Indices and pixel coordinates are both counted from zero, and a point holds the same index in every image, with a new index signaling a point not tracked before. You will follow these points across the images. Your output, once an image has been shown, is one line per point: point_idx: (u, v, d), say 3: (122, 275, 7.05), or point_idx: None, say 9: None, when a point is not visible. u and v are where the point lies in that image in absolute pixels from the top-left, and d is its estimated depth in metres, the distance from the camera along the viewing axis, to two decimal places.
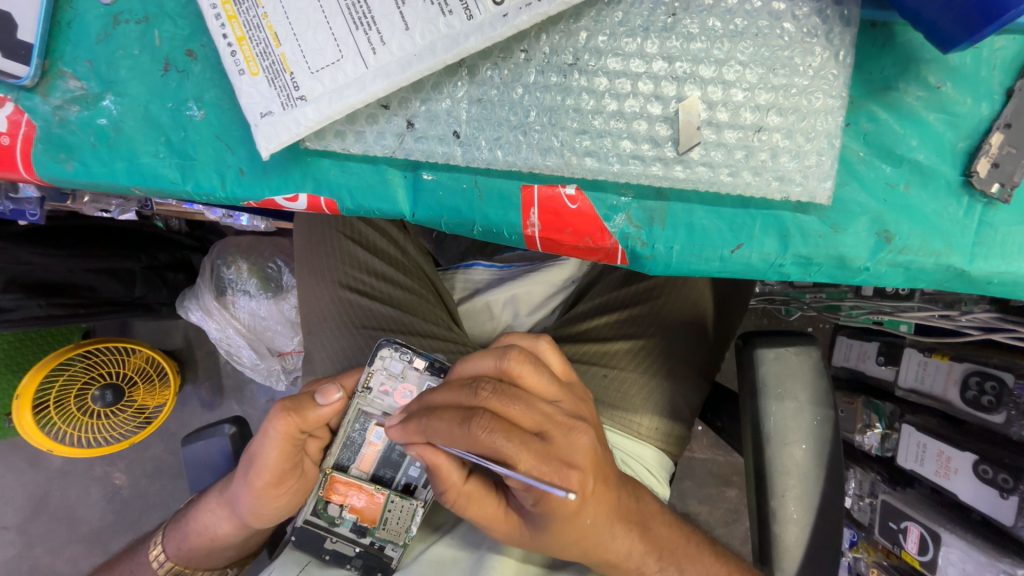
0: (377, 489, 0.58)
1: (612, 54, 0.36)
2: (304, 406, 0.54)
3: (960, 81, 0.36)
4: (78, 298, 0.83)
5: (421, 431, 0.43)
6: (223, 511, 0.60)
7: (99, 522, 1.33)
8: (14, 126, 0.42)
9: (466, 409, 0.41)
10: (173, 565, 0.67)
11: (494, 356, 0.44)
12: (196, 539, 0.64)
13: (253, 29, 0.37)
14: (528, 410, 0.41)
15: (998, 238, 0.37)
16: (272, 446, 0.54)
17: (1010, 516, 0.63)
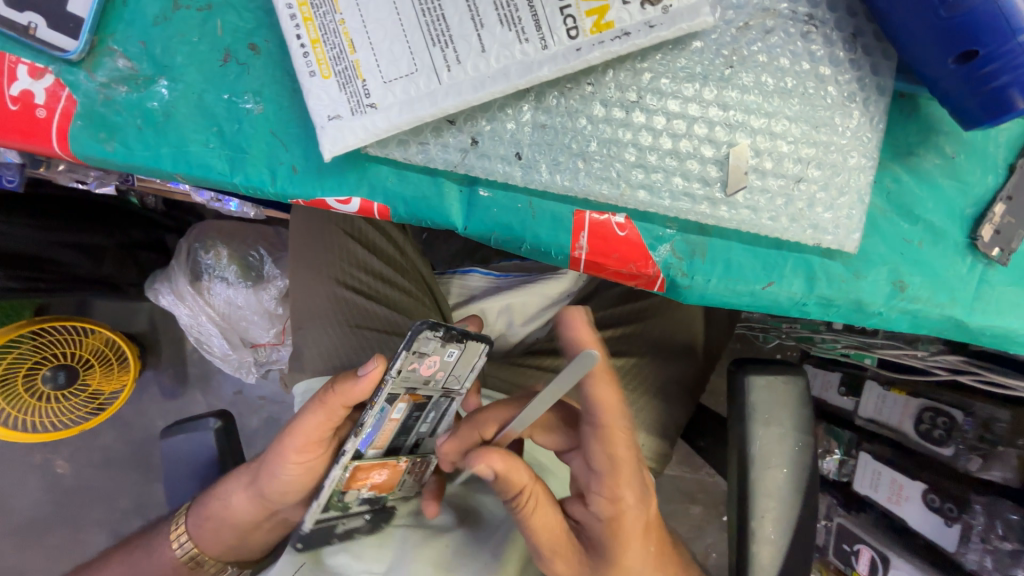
0: (400, 459, 0.60)
1: (673, 96, 0.39)
2: (349, 381, 0.54)
3: (971, 154, 0.41)
4: (43, 272, 0.78)
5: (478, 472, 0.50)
6: (246, 481, 0.62)
7: (34, 513, 1.25)
8: (53, 99, 0.41)
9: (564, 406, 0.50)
10: (193, 550, 0.67)
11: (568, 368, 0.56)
12: (213, 511, 0.64)
13: (328, 34, 0.38)
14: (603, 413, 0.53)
15: (995, 297, 0.42)
16: (314, 411, 0.56)
17: (953, 543, 0.73)
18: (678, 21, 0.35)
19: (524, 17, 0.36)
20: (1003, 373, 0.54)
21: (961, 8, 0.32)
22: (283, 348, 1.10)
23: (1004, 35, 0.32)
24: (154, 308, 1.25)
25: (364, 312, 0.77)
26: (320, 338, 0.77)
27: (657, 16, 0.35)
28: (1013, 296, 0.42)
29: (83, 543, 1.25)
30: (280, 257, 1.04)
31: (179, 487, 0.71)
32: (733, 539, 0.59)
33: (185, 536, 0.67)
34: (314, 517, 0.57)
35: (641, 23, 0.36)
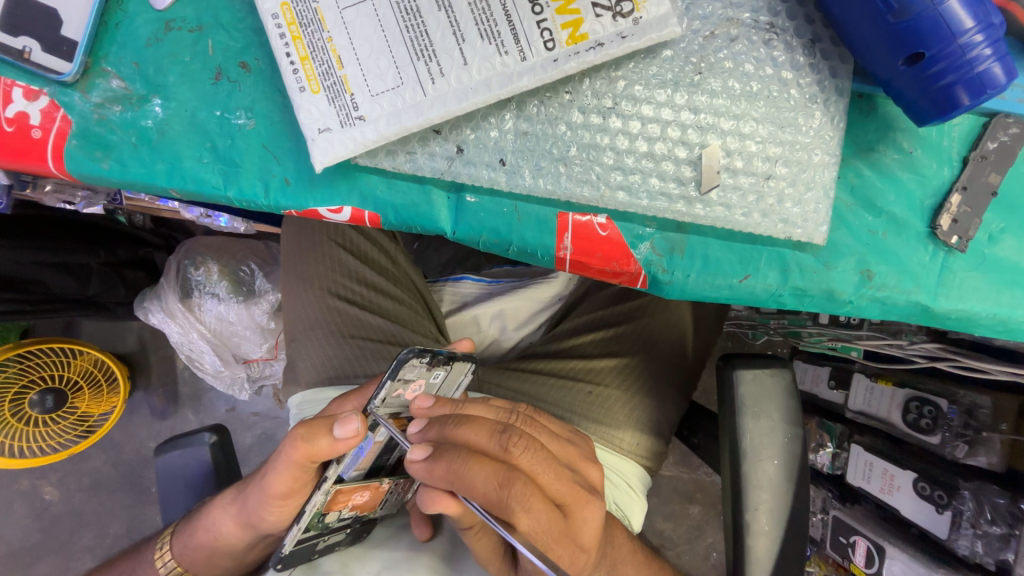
0: (384, 481, 0.57)
1: (646, 102, 0.41)
2: (316, 435, 0.48)
3: (928, 148, 0.44)
4: (26, 293, 0.78)
5: (455, 468, 0.42)
6: (233, 511, 0.58)
7: (21, 541, 1.23)
8: (48, 120, 0.43)
9: (504, 469, 0.42)
10: (177, 568, 0.64)
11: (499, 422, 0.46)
12: (201, 537, 0.61)
13: (316, 51, 0.39)
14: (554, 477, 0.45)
15: (957, 282, 0.44)
16: (285, 466, 0.50)
17: (945, 529, 0.74)
18: (648, 32, 0.38)
19: (502, 31, 0.38)
20: (978, 358, 0.56)
21: (907, 15, 0.35)
22: (276, 362, 1.10)
23: (947, 38, 0.35)
24: (143, 327, 1.25)
25: (357, 322, 0.78)
26: (314, 350, 0.78)
27: (628, 27, 0.38)
28: (975, 282, 0.44)
29: (74, 571, 1.22)
30: (269, 271, 1.05)
31: (174, 504, 0.70)
32: (729, 534, 0.61)
33: (170, 553, 0.64)
34: (293, 539, 0.52)
35: (613, 34, 0.38)
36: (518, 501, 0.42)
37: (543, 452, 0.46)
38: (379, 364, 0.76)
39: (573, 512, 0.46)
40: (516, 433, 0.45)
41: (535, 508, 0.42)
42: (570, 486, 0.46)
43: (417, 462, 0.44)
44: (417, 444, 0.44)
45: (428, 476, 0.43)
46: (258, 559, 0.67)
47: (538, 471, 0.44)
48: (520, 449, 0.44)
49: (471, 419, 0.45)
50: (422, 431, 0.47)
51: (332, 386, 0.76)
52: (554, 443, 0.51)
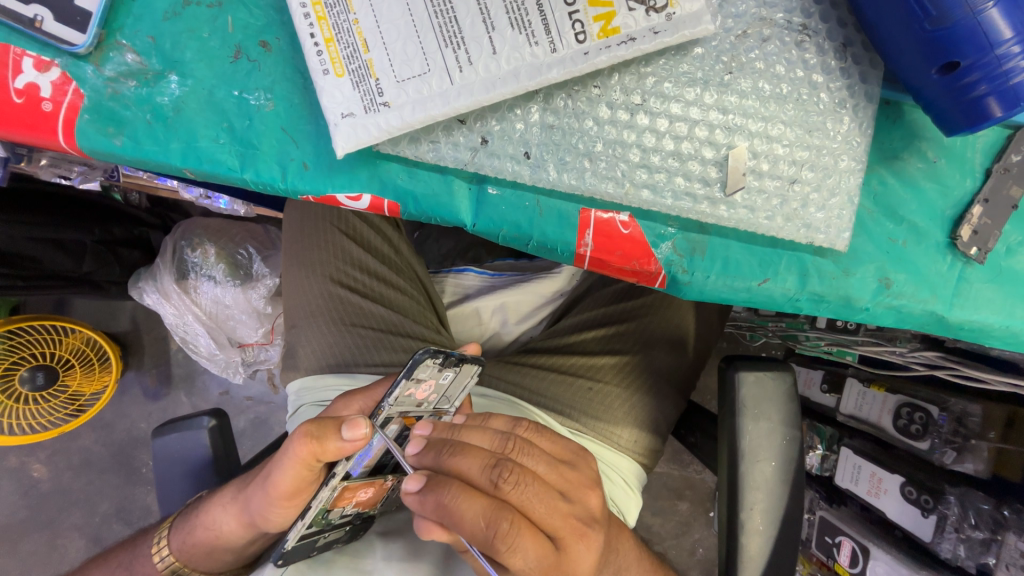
0: (388, 477, 0.56)
1: (675, 100, 0.41)
2: (325, 434, 0.48)
3: (951, 158, 0.45)
4: (19, 268, 0.76)
5: (445, 503, 0.43)
6: (235, 510, 0.57)
7: (8, 518, 1.22)
8: (59, 93, 0.42)
9: (491, 506, 0.43)
10: (174, 563, 0.63)
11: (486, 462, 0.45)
12: (201, 535, 0.61)
13: (342, 33, 0.38)
14: (547, 513, 0.45)
15: (972, 293, 0.45)
16: (291, 464, 0.50)
17: (929, 532, 0.76)
18: (681, 28, 0.37)
19: (534, 20, 0.37)
20: (978, 367, 0.56)
21: (945, 23, 0.35)
22: (271, 347, 1.09)
23: (984, 48, 0.35)
24: (137, 307, 1.23)
25: (358, 310, 0.78)
26: (316, 337, 0.77)
27: (661, 22, 0.37)
28: (989, 294, 0.45)
29: (62, 548, 1.22)
30: (268, 255, 1.04)
31: (171, 491, 0.69)
32: (724, 532, 0.61)
33: (167, 548, 0.64)
34: (297, 535, 0.51)
35: (645, 29, 0.37)
36: (504, 541, 0.42)
37: (537, 485, 0.46)
38: (381, 354, 0.75)
39: (566, 545, 0.46)
40: (508, 468, 0.45)
41: (525, 546, 0.43)
42: (563, 519, 0.46)
43: (411, 494, 0.45)
44: (412, 475, 0.45)
45: (420, 508, 0.45)
46: (256, 553, 0.66)
47: (529, 505, 0.45)
48: (511, 484, 0.45)
49: (466, 449, 0.46)
50: (420, 453, 0.47)
51: (333, 373, 0.76)
52: (552, 472, 0.50)
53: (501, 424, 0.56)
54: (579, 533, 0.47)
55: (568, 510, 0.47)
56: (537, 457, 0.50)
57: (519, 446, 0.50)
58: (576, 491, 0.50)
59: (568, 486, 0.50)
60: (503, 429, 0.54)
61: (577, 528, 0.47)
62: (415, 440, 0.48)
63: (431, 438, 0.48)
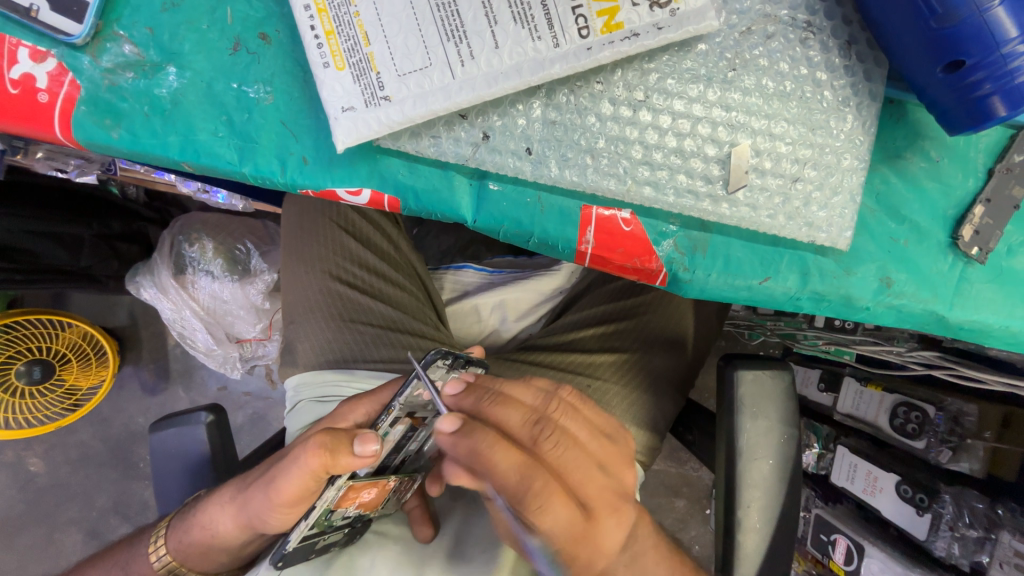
0: (391, 479, 0.56)
1: (678, 97, 0.40)
2: (339, 446, 0.48)
3: (953, 158, 0.45)
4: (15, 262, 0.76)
5: (481, 449, 0.42)
6: (233, 510, 0.57)
7: (6, 512, 1.22)
8: (55, 84, 0.41)
9: (529, 459, 0.43)
10: (171, 563, 0.63)
11: (529, 415, 0.45)
12: (197, 534, 0.60)
13: (342, 25, 0.38)
14: (583, 479, 0.45)
15: (972, 293, 0.45)
16: (299, 475, 0.49)
17: (924, 530, 0.77)
18: (684, 24, 0.36)
19: (536, 15, 0.37)
20: (975, 367, 0.56)
21: (951, 21, 0.34)
22: (270, 342, 1.08)
23: (989, 47, 0.34)
24: (134, 301, 1.22)
25: (357, 306, 0.77)
26: (314, 333, 0.77)
27: (664, 18, 0.36)
28: (990, 294, 0.45)
29: (60, 543, 1.22)
30: (266, 251, 1.03)
31: (169, 487, 0.69)
32: (720, 529, 0.61)
33: (164, 547, 0.63)
34: (299, 536, 0.50)
35: (649, 25, 0.37)
36: (536, 498, 0.42)
37: (575, 448, 0.45)
38: (380, 350, 0.75)
39: (597, 517, 0.45)
40: (548, 427, 0.45)
41: (555, 509, 0.42)
42: (599, 489, 0.45)
43: (445, 434, 0.43)
44: (447, 415, 0.44)
45: (453, 446, 0.44)
46: (253, 553, 0.65)
47: (566, 469, 0.44)
48: (551, 444, 0.44)
49: (510, 400, 0.45)
50: (459, 394, 0.47)
51: (332, 369, 0.75)
52: (592, 442, 0.48)
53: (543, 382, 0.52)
54: (612, 507, 0.46)
55: (604, 480, 0.46)
56: (580, 424, 0.48)
57: (563, 407, 0.48)
58: (614, 465, 0.48)
59: (605, 458, 0.48)
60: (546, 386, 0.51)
61: (612, 502, 0.46)
62: (455, 382, 0.47)
63: (471, 383, 0.48)
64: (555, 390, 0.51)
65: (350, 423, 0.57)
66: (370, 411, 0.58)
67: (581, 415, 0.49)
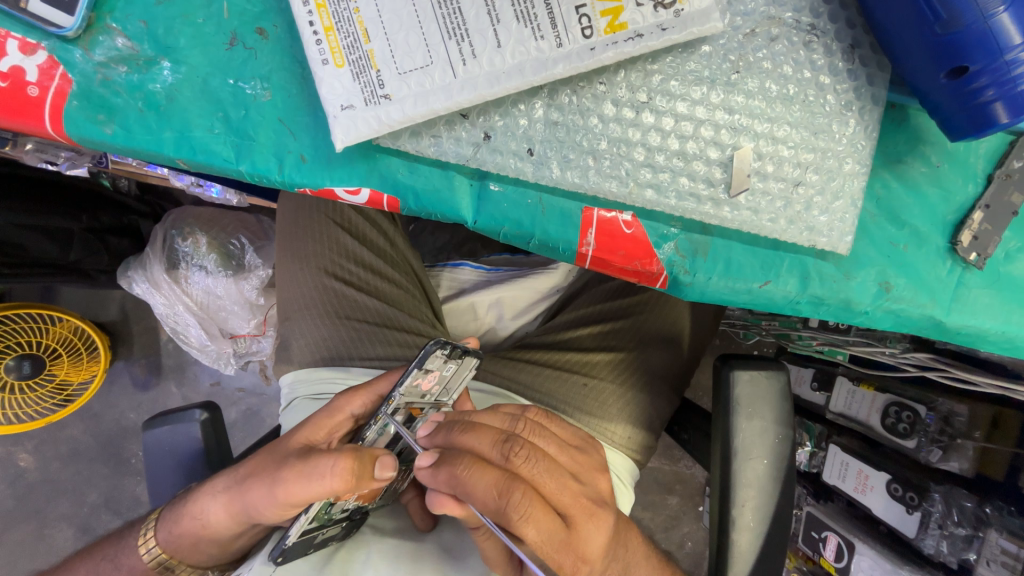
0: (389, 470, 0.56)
1: (681, 99, 0.40)
2: (365, 472, 0.48)
3: (953, 163, 0.45)
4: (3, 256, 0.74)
5: (457, 475, 0.44)
6: (225, 500, 0.56)
7: None
8: (46, 77, 0.40)
9: (503, 478, 0.44)
10: (161, 555, 0.62)
11: (498, 438, 0.46)
12: (187, 524, 0.59)
13: (342, 22, 0.37)
14: (557, 487, 0.47)
15: (970, 299, 0.45)
16: (319, 495, 0.48)
17: (913, 529, 0.78)
18: (689, 25, 0.36)
19: (539, 14, 0.36)
20: (968, 369, 0.57)
21: (956, 26, 0.34)
22: (264, 339, 1.07)
23: (993, 53, 0.34)
24: (125, 296, 1.21)
25: (353, 304, 0.77)
26: (310, 330, 0.76)
27: (669, 19, 0.36)
28: (987, 299, 0.45)
29: (50, 539, 1.20)
30: (261, 246, 1.02)
31: (161, 483, 0.68)
32: (715, 529, 0.62)
33: (154, 539, 0.62)
34: (299, 530, 0.50)
35: (653, 26, 0.36)
36: (515, 511, 0.43)
37: (546, 461, 0.47)
38: (375, 348, 0.75)
39: (576, 523, 0.47)
40: (518, 443, 0.46)
41: (537, 517, 0.44)
42: (574, 497, 0.47)
43: (424, 469, 0.45)
44: (424, 452, 0.46)
45: (434, 482, 0.45)
46: (244, 548, 0.63)
47: (540, 480, 0.46)
48: (522, 458, 0.45)
49: (476, 425, 0.47)
50: (430, 435, 0.48)
51: (327, 367, 0.75)
52: (563, 454, 0.51)
53: (511, 408, 0.55)
54: (590, 512, 0.48)
55: (579, 490, 0.48)
56: (547, 437, 0.51)
57: (530, 426, 0.51)
58: (586, 473, 0.51)
59: (579, 468, 0.51)
60: (515, 411, 0.54)
61: (588, 507, 0.48)
62: (426, 423, 0.48)
63: (442, 420, 0.49)
64: (521, 413, 0.54)
65: (347, 415, 0.56)
66: (368, 402, 0.57)
67: (548, 431, 0.52)
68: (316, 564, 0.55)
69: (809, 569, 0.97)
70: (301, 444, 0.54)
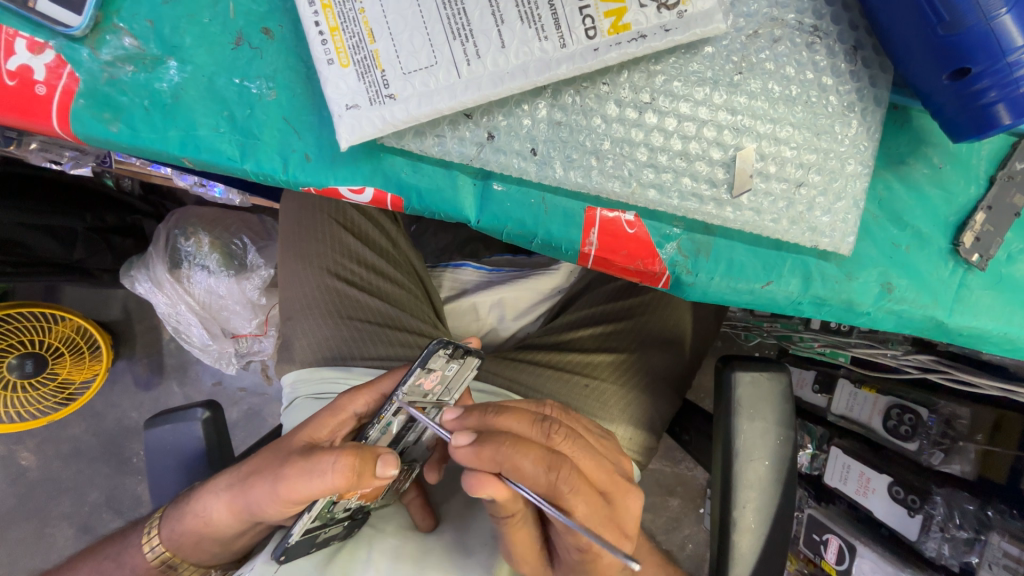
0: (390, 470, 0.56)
1: (684, 99, 0.40)
2: (366, 470, 0.48)
3: (956, 165, 0.45)
4: (8, 254, 0.75)
5: (503, 451, 0.42)
6: (228, 498, 0.56)
7: None
8: (53, 76, 0.40)
9: (551, 453, 0.43)
10: (164, 554, 0.62)
11: (533, 418, 0.46)
12: (190, 522, 0.60)
13: (347, 22, 0.37)
14: (598, 465, 0.47)
15: (972, 300, 0.45)
16: (320, 493, 0.48)
17: (915, 531, 0.78)
18: (692, 26, 0.36)
19: (543, 15, 0.37)
20: (970, 372, 0.57)
21: (959, 28, 0.34)
22: (266, 338, 1.07)
23: (996, 54, 0.34)
24: (128, 295, 1.21)
25: (355, 303, 0.77)
26: (312, 329, 0.77)
27: (672, 20, 0.36)
28: (989, 301, 0.45)
29: (51, 537, 1.21)
30: (263, 246, 1.02)
31: (164, 482, 0.68)
32: (716, 529, 0.62)
33: (157, 538, 0.63)
34: (302, 529, 0.50)
35: (656, 27, 0.36)
36: (567, 485, 0.42)
37: (584, 439, 0.47)
38: (377, 347, 0.75)
39: (615, 499, 0.47)
40: (556, 421, 0.46)
41: (584, 492, 0.43)
42: (611, 474, 0.47)
43: (462, 448, 0.43)
44: (461, 430, 0.43)
45: (475, 461, 0.42)
46: (246, 547, 0.63)
47: (581, 458, 0.46)
48: (563, 436, 0.46)
49: (513, 409, 0.46)
50: (460, 417, 0.46)
51: (329, 366, 0.75)
52: (595, 436, 0.53)
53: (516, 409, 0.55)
54: (617, 498, 0.48)
55: (613, 468, 0.48)
56: (578, 421, 0.53)
57: (556, 413, 0.53)
58: (612, 455, 0.52)
59: (608, 454, 0.52)
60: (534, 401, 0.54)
61: (624, 484, 0.48)
62: (452, 406, 0.47)
63: (468, 405, 0.47)
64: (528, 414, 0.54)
65: (350, 414, 0.57)
66: (371, 401, 0.57)
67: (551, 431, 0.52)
68: (319, 564, 0.55)
69: (810, 571, 0.97)
70: (304, 442, 0.54)
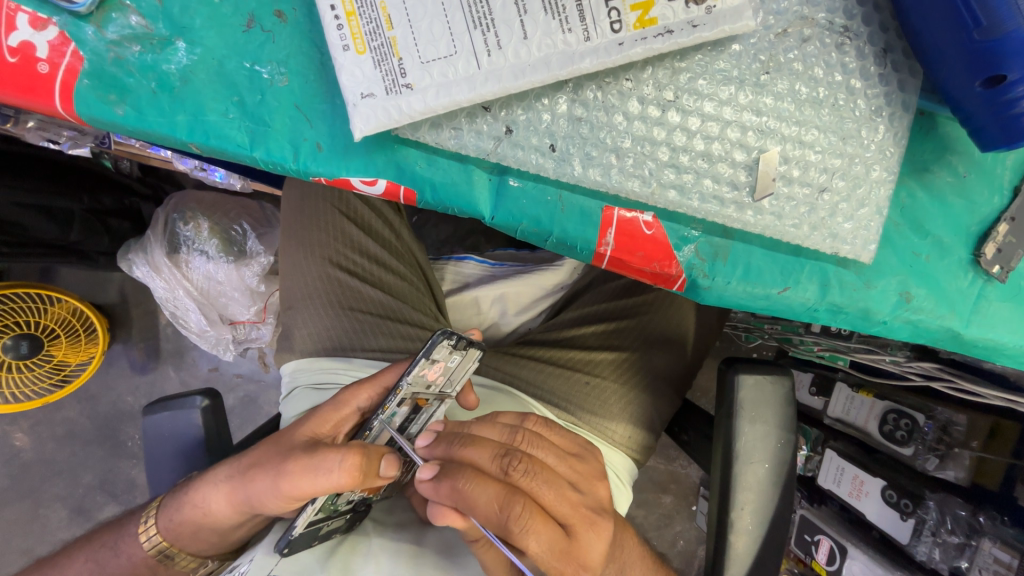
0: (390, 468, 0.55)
1: (709, 98, 0.39)
2: (371, 469, 0.48)
3: (980, 174, 0.44)
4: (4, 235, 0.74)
5: (459, 488, 0.44)
6: (227, 490, 0.56)
7: None
8: (56, 54, 0.39)
9: (505, 491, 0.44)
10: (162, 543, 0.62)
11: (495, 453, 0.46)
12: (188, 513, 0.59)
13: (365, 7, 0.36)
14: (557, 499, 0.46)
15: (989, 311, 0.45)
16: (325, 490, 0.47)
17: (906, 536, 0.78)
18: (721, 23, 0.35)
19: (568, 6, 0.35)
20: (976, 382, 0.56)
21: (995, 34, 0.34)
22: (264, 326, 1.05)
23: None
24: (125, 278, 1.20)
25: (356, 294, 0.76)
26: (313, 319, 0.76)
27: (700, 15, 0.35)
28: (1006, 313, 0.45)
29: (45, 518, 1.20)
30: (263, 233, 1.01)
31: (160, 470, 0.68)
32: (714, 532, 0.61)
33: (155, 528, 0.62)
34: (304, 521, 0.50)
35: (684, 22, 0.35)
36: (517, 525, 0.43)
37: (547, 475, 0.47)
38: (378, 339, 0.74)
39: (577, 532, 0.47)
40: (517, 457, 0.46)
41: (537, 529, 0.44)
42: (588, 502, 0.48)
43: (426, 482, 0.45)
44: (425, 464, 0.46)
45: (435, 495, 0.45)
46: (245, 537, 0.63)
47: (541, 493, 0.46)
48: (521, 473, 0.45)
49: (475, 440, 0.47)
50: (430, 446, 0.48)
51: (330, 357, 0.74)
52: (562, 464, 0.51)
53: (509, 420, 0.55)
54: (589, 521, 0.48)
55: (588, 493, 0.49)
56: (546, 450, 0.51)
57: (528, 438, 0.51)
58: (586, 482, 0.51)
59: (578, 477, 0.51)
60: (511, 423, 0.54)
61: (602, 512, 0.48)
62: (425, 434, 0.48)
63: (441, 432, 0.49)
64: (519, 425, 0.54)
65: (353, 408, 0.56)
66: (374, 395, 0.56)
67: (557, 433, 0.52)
68: (321, 558, 0.54)
69: (799, 570, 0.97)
70: (307, 438, 0.53)
